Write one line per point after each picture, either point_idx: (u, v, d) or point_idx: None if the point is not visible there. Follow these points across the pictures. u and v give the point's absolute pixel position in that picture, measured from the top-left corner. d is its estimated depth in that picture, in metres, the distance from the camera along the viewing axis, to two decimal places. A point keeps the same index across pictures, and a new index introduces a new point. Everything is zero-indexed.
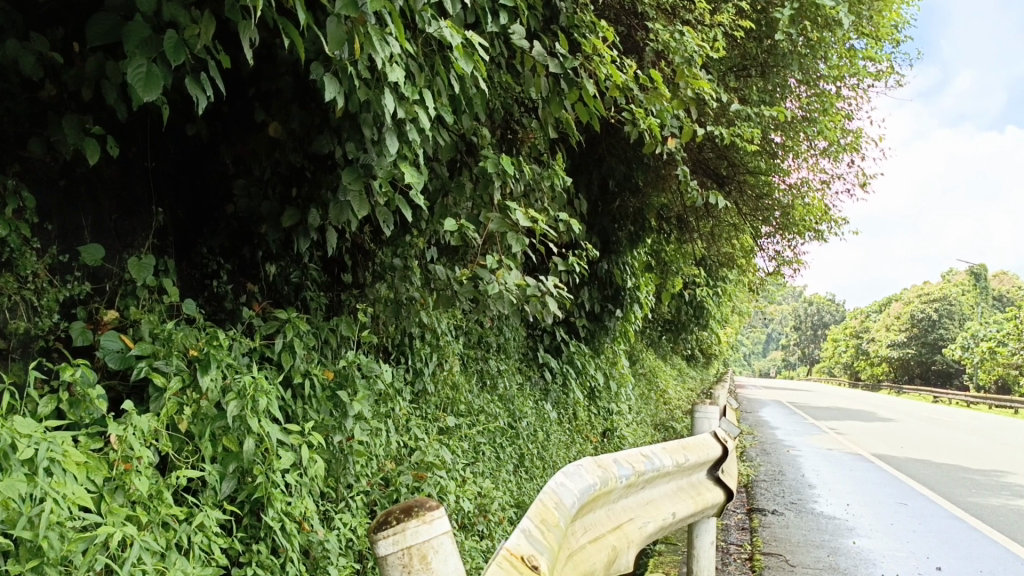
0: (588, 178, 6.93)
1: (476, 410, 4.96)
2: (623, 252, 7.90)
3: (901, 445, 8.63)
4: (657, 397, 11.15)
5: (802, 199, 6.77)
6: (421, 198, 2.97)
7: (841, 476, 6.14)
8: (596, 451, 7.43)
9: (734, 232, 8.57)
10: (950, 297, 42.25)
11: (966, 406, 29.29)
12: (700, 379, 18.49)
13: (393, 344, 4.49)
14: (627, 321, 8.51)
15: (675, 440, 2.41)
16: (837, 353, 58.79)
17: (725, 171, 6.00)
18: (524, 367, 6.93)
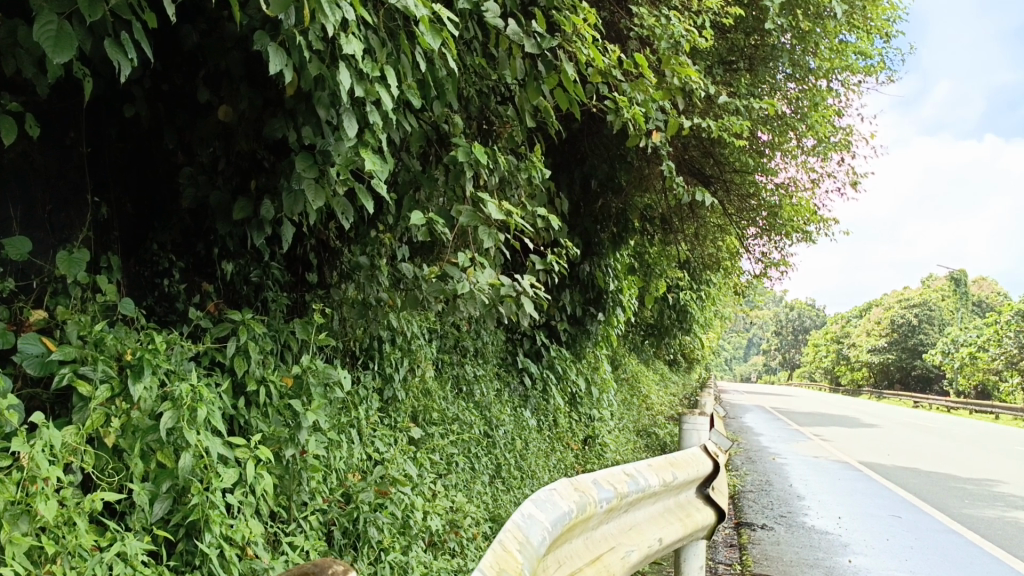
0: (569, 176, 6.79)
1: (450, 418, 4.69)
2: (605, 254, 7.69)
3: (889, 453, 8.46)
4: (640, 403, 10.95)
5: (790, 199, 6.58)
6: (383, 188, 2.72)
7: (829, 486, 5.93)
8: (577, 460, 7.20)
9: (719, 234, 8.37)
10: (930, 303, 42.50)
11: (946, 411, 29.38)
12: (683, 384, 18.34)
13: (361, 348, 4.23)
14: (609, 325, 8.29)
15: (662, 456, 2.17)
16: (818, 358, 59.04)
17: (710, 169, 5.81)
18: (502, 372, 6.69)
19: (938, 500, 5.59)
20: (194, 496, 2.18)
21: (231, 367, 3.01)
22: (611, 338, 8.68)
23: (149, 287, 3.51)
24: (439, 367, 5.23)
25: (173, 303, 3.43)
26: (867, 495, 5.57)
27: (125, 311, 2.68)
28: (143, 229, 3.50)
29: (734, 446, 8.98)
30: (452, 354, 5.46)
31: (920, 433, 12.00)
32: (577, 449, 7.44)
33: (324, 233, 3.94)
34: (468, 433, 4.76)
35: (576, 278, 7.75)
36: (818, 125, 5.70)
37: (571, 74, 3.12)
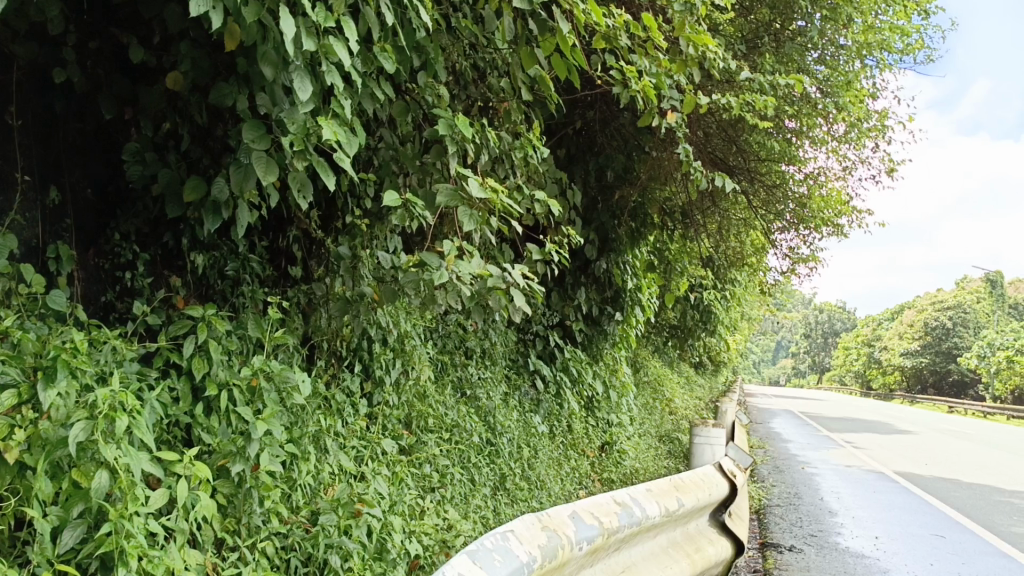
0: (584, 169, 6.64)
1: (448, 425, 4.33)
2: (623, 250, 7.30)
3: (926, 462, 7.96)
4: (662, 407, 10.51)
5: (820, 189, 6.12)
6: (348, 163, 2.35)
7: (863, 499, 5.47)
8: (592, 468, 6.81)
9: (743, 228, 7.93)
10: (965, 304, 41.34)
11: (982, 416, 28.43)
12: (709, 388, 17.83)
13: (349, 349, 3.89)
14: (628, 326, 7.89)
15: (664, 478, 1.78)
16: (849, 361, 57.81)
17: (733, 157, 5.41)
18: (512, 375, 6.32)
19: (984, 517, 5.11)
20: (108, 523, 1.84)
21: (185, 369, 2.68)
22: (630, 340, 8.27)
23: (110, 282, 3.15)
24: (437, 369, 4.87)
25: (135, 299, 3.12)
26: (905, 511, 5.11)
27: (55, 305, 2.35)
28: (105, 218, 3.16)
29: (759, 453, 8.52)
30: (454, 355, 5.11)
31: (959, 440, 11.42)
32: (592, 456, 7.05)
33: (305, 222, 3.60)
34: (467, 442, 4.40)
35: (592, 275, 7.37)
36: (851, 107, 5.26)
37: (569, 35, 2.71)
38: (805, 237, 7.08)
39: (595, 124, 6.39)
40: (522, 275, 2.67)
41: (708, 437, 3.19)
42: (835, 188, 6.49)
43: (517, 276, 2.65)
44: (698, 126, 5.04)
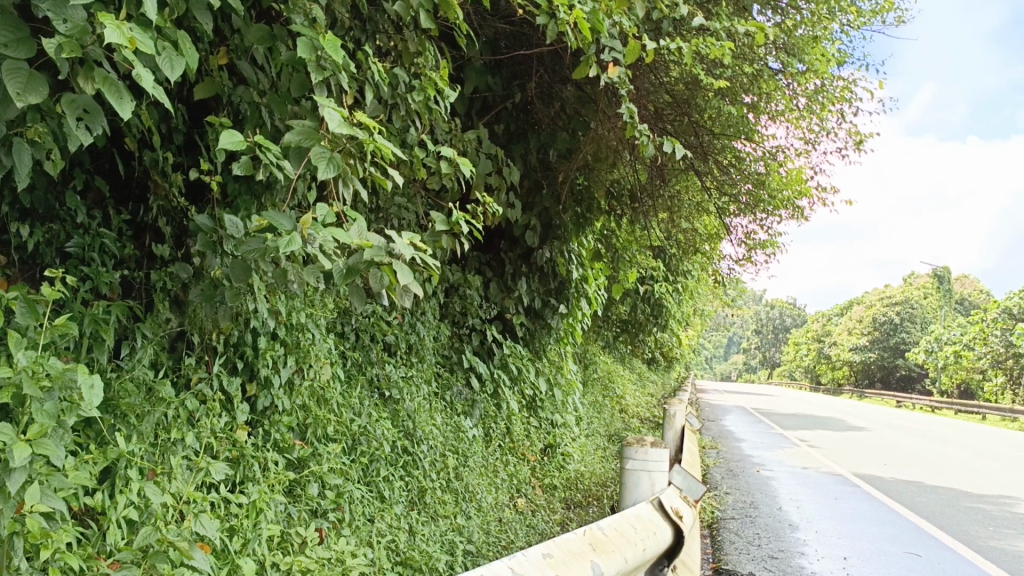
0: (524, 147, 6.17)
1: (353, 432, 3.71)
2: (568, 238, 6.77)
3: (884, 463, 7.60)
4: (611, 405, 10.03)
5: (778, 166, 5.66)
6: (159, 90, 1.72)
7: (823, 509, 5.01)
8: (530, 474, 6.26)
9: (696, 213, 7.45)
10: (912, 301, 42.02)
11: (929, 411, 28.74)
12: (661, 384, 17.47)
13: (229, 343, 3.24)
14: (573, 320, 7.36)
15: (551, 547, 1.22)
16: (799, 357, 58.58)
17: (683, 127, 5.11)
18: (444, 372, 5.73)
19: (958, 530, 4.69)
20: None
21: None
22: (576, 334, 7.76)
23: None
24: (349, 366, 4.23)
25: None
26: (872, 524, 4.65)
27: None
28: None
29: (711, 454, 8.05)
30: (371, 351, 4.48)
31: (913, 437, 11.17)
32: (532, 461, 6.49)
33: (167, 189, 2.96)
34: (377, 452, 3.78)
35: (534, 264, 6.82)
36: (815, 72, 4.81)
37: None
38: (762, 222, 6.62)
39: (536, 98, 5.87)
40: (408, 247, 2.04)
41: (645, 461, 2.35)
42: (795, 167, 6.04)
43: (400, 248, 2.02)
44: (640, 79, 4.53)
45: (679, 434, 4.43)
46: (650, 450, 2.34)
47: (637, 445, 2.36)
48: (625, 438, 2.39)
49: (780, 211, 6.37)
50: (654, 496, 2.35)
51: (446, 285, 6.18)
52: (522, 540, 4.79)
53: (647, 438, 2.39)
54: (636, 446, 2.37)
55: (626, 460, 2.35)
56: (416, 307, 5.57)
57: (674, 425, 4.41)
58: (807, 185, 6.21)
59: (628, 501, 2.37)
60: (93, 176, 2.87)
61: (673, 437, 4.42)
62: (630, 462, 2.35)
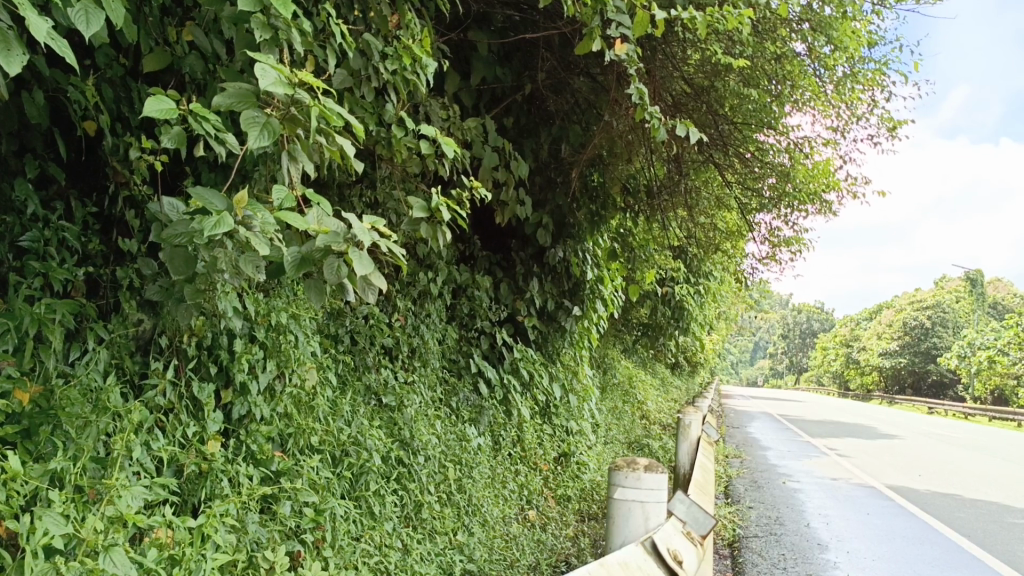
0: (535, 142, 5.90)
1: (342, 442, 3.44)
2: (582, 237, 6.47)
3: (919, 474, 7.19)
4: (631, 411, 9.68)
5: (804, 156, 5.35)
6: (60, 43, 1.46)
7: (855, 526, 4.65)
8: (541, 485, 5.95)
9: (717, 211, 7.10)
10: (943, 304, 41.03)
11: (963, 418, 27.90)
12: (684, 390, 17.05)
13: (202, 346, 2.98)
14: (588, 322, 7.04)
15: None
16: (827, 362, 57.54)
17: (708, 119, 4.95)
18: (450, 377, 5.45)
19: (1005, 550, 4.31)
20: None
21: None
22: (591, 338, 7.44)
23: None
24: (339, 373, 3.94)
25: None
26: (910, 544, 4.28)
27: None
28: None
29: (734, 464, 7.67)
30: (367, 355, 4.22)
31: (949, 447, 10.68)
32: (545, 471, 6.18)
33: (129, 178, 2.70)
34: (363, 467, 3.46)
35: (547, 264, 6.53)
36: (843, 51, 4.54)
37: None
38: (787, 218, 6.27)
39: (546, 89, 5.59)
40: (368, 234, 1.77)
41: (637, 489, 2.08)
42: (823, 159, 5.68)
43: (359, 234, 1.75)
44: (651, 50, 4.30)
45: (694, 445, 4.20)
46: (643, 475, 2.07)
47: (628, 471, 2.09)
48: (615, 463, 2.12)
49: (806, 206, 6.02)
50: (648, 529, 2.06)
51: (453, 286, 5.90)
52: (529, 557, 4.48)
53: (640, 462, 2.12)
54: (627, 471, 2.10)
55: (617, 489, 2.08)
56: (420, 309, 5.29)
57: (688, 436, 4.19)
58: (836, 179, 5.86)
59: (619, 535, 2.08)
60: (48, 164, 2.62)
61: (688, 449, 4.20)
62: (622, 490, 2.08)
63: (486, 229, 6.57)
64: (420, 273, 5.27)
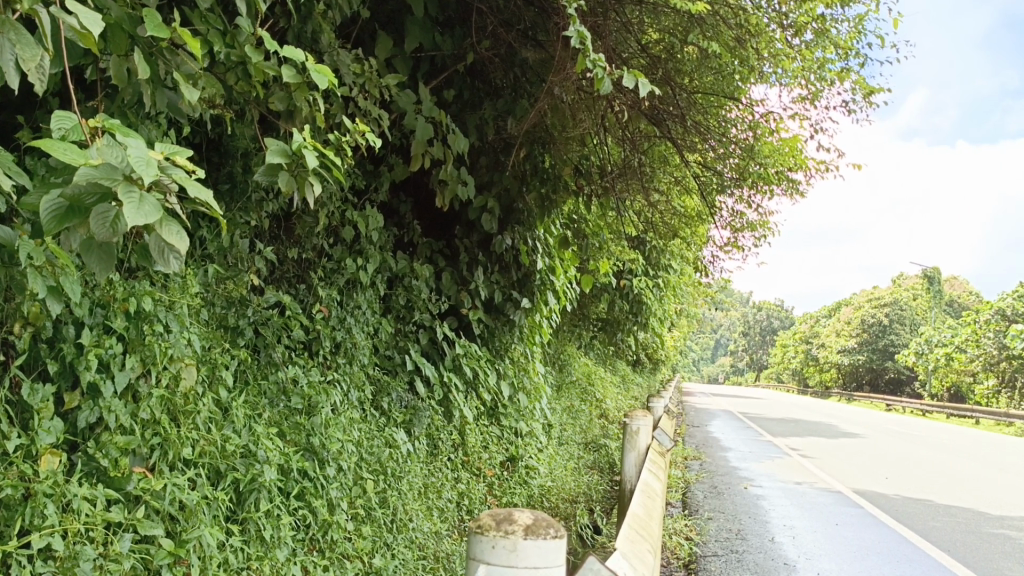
0: (479, 117, 5.39)
1: (229, 452, 2.89)
2: (531, 223, 5.97)
3: (885, 476, 6.85)
4: (589, 409, 9.22)
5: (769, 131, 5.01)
6: None
7: (823, 540, 4.24)
8: (484, 493, 5.43)
9: (676, 197, 6.66)
10: (901, 301, 41.48)
11: (920, 415, 28.11)
12: (646, 387, 16.71)
13: (41, 338, 2.40)
14: (539, 316, 6.56)
15: None
16: (787, 360, 57.96)
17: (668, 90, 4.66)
18: (381, 376, 4.90)
19: (987, 568, 3.93)
20: None
21: None
22: (543, 332, 6.95)
23: None
24: (233, 372, 3.37)
25: None
26: (884, 561, 3.88)
27: None
28: None
29: (693, 467, 7.25)
30: (274, 351, 3.65)
31: (912, 445, 10.43)
32: (489, 477, 5.67)
33: None
34: (252, 483, 2.90)
35: (493, 252, 6.02)
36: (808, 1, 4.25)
37: None
38: (750, 201, 5.86)
39: (490, 58, 5.10)
40: (156, 173, 1.31)
41: (512, 568, 1.52)
42: (791, 135, 5.30)
43: (141, 170, 1.28)
44: None
45: (642, 456, 3.81)
46: (520, 548, 1.51)
47: (499, 541, 1.52)
48: (478, 529, 1.53)
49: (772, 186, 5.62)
50: None
51: (388, 275, 5.36)
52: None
53: (517, 523, 1.54)
54: (497, 540, 1.53)
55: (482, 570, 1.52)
56: (347, 301, 4.75)
57: (636, 445, 3.79)
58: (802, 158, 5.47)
59: None
60: None
61: (635, 461, 3.79)
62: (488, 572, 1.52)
63: (428, 214, 6.04)
64: (347, 259, 4.71)
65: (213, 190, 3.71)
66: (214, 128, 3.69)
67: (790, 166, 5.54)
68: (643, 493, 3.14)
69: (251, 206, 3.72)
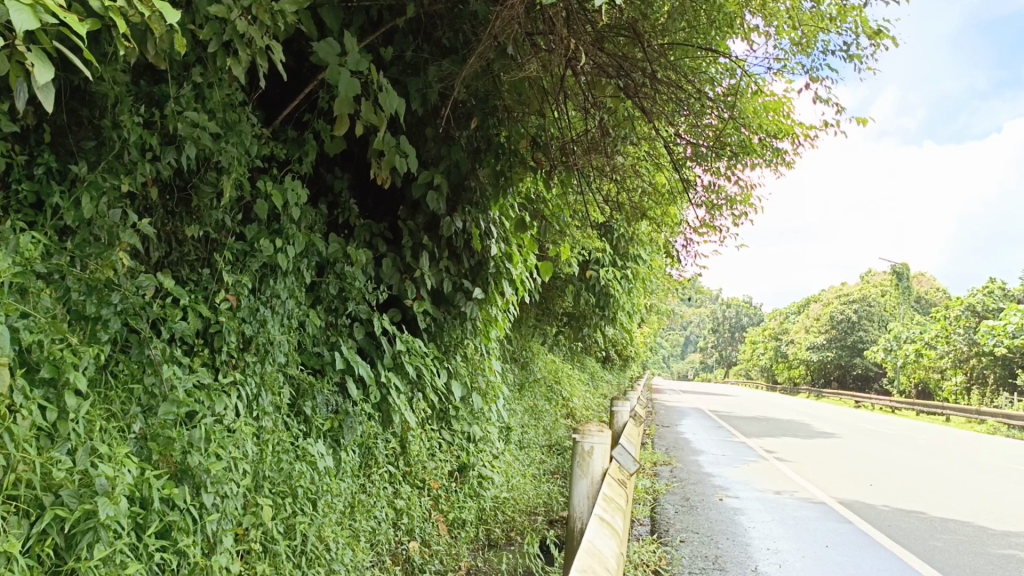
0: (422, 81, 4.70)
1: (59, 480, 2.19)
2: (484, 203, 5.31)
3: (870, 484, 6.32)
4: (553, 407, 8.62)
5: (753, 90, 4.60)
6: None
7: (817, 567, 3.67)
8: (425, 509, 4.74)
9: (644, 177, 6.06)
10: (870, 298, 41.55)
11: (888, 412, 28.01)
12: (615, 384, 16.21)
13: None
14: (494, 308, 5.88)
15: None
16: (756, 356, 58.07)
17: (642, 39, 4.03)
18: (303, 377, 4.19)
19: None
20: None
21: None
22: (500, 327, 6.28)
23: None
24: (85, 375, 2.65)
25: None
26: None
27: None
28: None
29: (662, 475, 6.63)
30: (149, 348, 2.95)
31: (890, 447, 9.99)
32: (435, 489, 5.01)
33: None
34: (88, 519, 2.18)
35: (441, 236, 5.34)
36: None
37: None
38: (731, 174, 5.34)
39: (433, 10, 4.41)
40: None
41: None
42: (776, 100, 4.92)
43: None
44: None
45: (596, 483, 3.21)
46: None
47: None
48: None
49: (756, 156, 5.26)
50: None
51: (316, 261, 4.65)
52: None
53: None
54: None
55: None
56: (262, 289, 4.05)
57: (589, 471, 3.19)
58: (788, 125, 5.16)
59: None
60: None
61: (588, 492, 3.20)
62: None
63: (367, 193, 5.34)
64: (261, 241, 3.99)
65: (74, 147, 2.99)
66: (75, 72, 2.97)
67: (776, 134, 5.23)
68: (602, 517, 2.73)
69: (120, 167, 2.99)
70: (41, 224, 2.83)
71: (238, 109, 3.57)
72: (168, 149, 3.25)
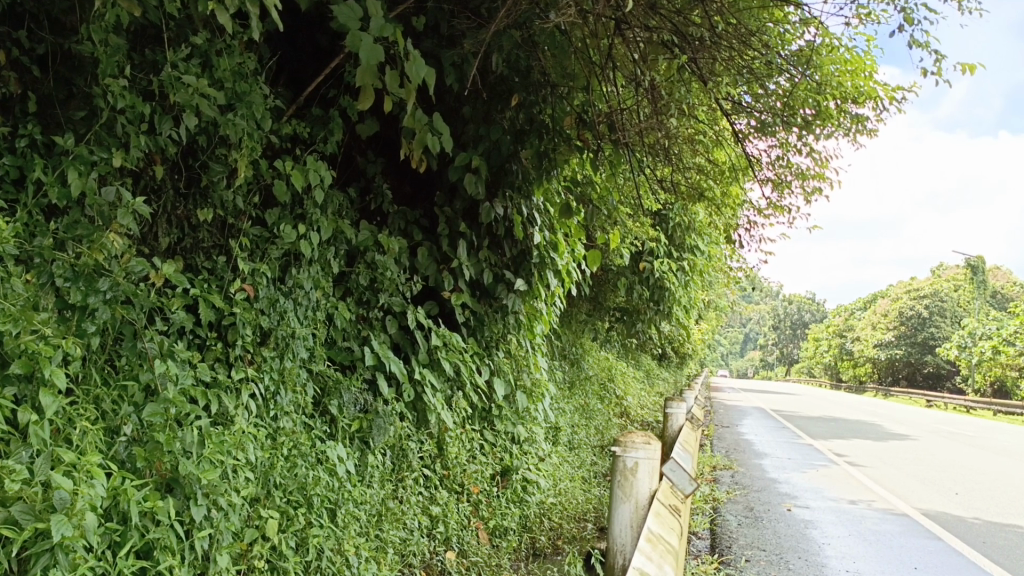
0: (457, 53, 4.32)
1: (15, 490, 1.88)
2: (526, 187, 4.90)
3: (955, 493, 5.70)
4: (606, 407, 8.19)
5: (833, 47, 4.17)
6: None
7: None
8: (463, 517, 4.36)
9: (702, 156, 5.57)
10: (942, 292, 39.66)
11: (964, 412, 26.54)
12: (672, 382, 15.62)
13: None
14: (539, 301, 5.48)
15: None
16: (820, 354, 56.21)
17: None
18: (328, 373, 3.86)
19: None
20: None
21: None
22: (546, 321, 5.87)
23: None
24: (66, 370, 2.35)
25: None
26: None
27: None
28: None
29: (723, 481, 6.13)
30: (144, 340, 2.65)
31: (972, 451, 9.23)
32: (475, 495, 4.64)
33: None
34: (44, 539, 1.87)
35: (480, 223, 4.97)
36: None
37: None
38: (800, 146, 4.87)
39: None
40: None
41: None
42: (854, 59, 4.53)
43: None
44: None
45: (641, 510, 2.80)
46: None
47: None
48: None
49: (832, 125, 4.87)
50: None
51: (345, 249, 4.32)
52: None
53: None
54: None
55: None
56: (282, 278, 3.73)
57: (631, 494, 2.81)
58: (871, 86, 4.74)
59: None
60: None
61: (631, 521, 2.80)
62: None
63: (400, 177, 5.01)
64: (280, 226, 3.67)
65: (62, 118, 2.71)
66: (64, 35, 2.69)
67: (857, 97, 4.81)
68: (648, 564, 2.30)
69: (112, 139, 2.70)
70: (23, 202, 2.54)
71: (250, 79, 3.25)
72: (168, 121, 2.95)
